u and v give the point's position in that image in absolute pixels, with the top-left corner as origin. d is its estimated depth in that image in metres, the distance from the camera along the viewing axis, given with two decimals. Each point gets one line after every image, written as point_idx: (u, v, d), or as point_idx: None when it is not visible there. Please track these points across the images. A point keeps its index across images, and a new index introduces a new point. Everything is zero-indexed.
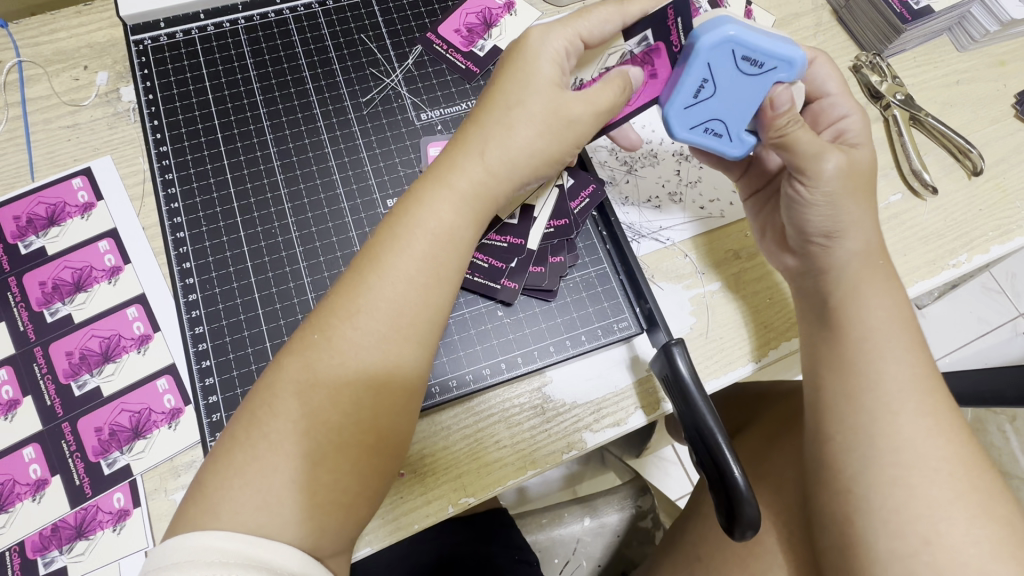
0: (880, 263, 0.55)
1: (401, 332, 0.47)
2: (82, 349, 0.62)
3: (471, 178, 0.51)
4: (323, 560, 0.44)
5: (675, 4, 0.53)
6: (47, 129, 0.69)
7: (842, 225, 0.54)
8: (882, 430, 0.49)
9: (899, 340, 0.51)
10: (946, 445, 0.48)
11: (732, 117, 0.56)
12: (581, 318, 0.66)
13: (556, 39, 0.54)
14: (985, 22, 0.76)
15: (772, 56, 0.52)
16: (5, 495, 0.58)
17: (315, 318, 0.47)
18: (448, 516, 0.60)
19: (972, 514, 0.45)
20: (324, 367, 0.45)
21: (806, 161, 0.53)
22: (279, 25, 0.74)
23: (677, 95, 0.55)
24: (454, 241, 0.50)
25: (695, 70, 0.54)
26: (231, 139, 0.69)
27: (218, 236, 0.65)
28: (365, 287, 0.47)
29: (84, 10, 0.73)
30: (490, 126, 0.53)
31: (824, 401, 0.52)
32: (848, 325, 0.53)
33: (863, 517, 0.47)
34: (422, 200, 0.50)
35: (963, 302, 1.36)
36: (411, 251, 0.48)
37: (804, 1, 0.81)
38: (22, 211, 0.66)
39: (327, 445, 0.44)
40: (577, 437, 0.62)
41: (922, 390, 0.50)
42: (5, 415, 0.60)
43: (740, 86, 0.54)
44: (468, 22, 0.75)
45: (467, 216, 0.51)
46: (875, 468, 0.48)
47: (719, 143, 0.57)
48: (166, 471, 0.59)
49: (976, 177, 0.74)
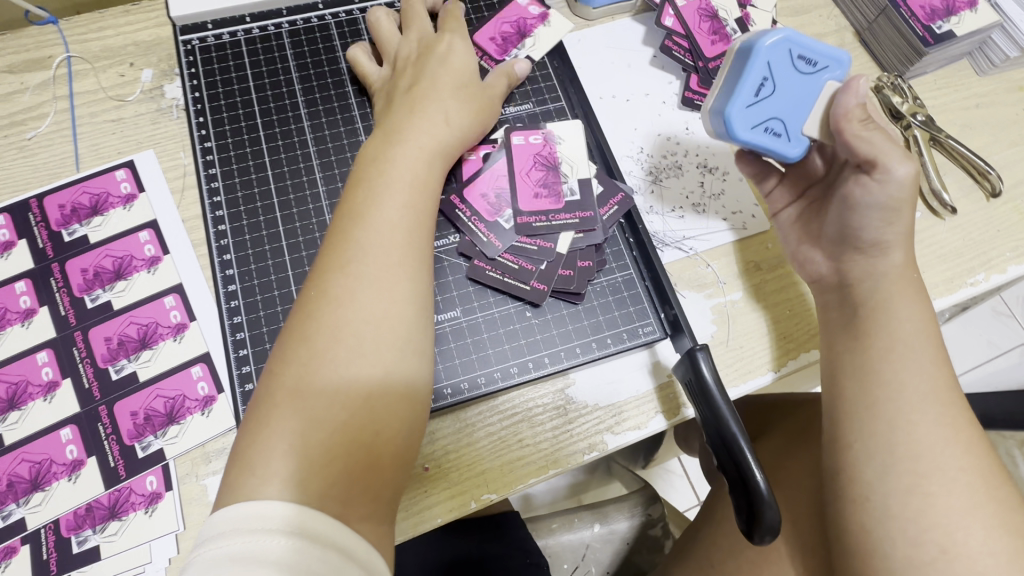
0: (913, 278, 0.57)
1: (387, 275, 0.51)
2: (120, 335, 0.64)
3: (433, 137, 0.60)
4: (352, 522, 0.43)
5: (586, 220, 0.69)
6: (93, 122, 0.71)
7: (890, 236, 0.56)
8: (901, 439, 0.50)
9: (921, 355, 0.52)
10: (964, 455, 0.49)
11: (788, 115, 0.56)
12: (606, 322, 0.67)
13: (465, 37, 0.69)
14: (1005, 48, 0.78)
15: (823, 55, 0.56)
16: (42, 474, 0.59)
17: (317, 279, 0.51)
18: (470, 511, 0.61)
19: (989, 525, 0.47)
20: (323, 320, 0.49)
21: (878, 159, 0.55)
22: (320, 30, 0.77)
23: (740, 94, 0.55)
24: (423, 186, 0.57)
25: (756, 69, 0.54)
26: (273, 138, 0.71)
27: (257, 230, 0.68)
28: (351, 240, 0.51)
29: (132, 10, 0.76)
30: (432, 99, 0.63)
31: (844, 407, 0.54)
32: (874, 333, 0.55)
33: (880, 525, 0.48)
34: (390, 155, 0.57)
35: (974, 325, 1.37)
36: (385, 200, 0.54)
37: (827, 23, 0.83)
38: (67, 200, 0.68)
39: (320, 409, 0.45)
40: (598, 438, 0.63)
41: (939, 401, 0.51)
42: (44, 396, 0.62)
43: (796, 84, 0.56)
44: (502, 31, 0.76)
45: (436, 166, 0.59)
46: (892, 479, 0.49)
47: (778, 143, 0.57)
48: (197, 456, 0.61)
49: (994, 200, 0.75)
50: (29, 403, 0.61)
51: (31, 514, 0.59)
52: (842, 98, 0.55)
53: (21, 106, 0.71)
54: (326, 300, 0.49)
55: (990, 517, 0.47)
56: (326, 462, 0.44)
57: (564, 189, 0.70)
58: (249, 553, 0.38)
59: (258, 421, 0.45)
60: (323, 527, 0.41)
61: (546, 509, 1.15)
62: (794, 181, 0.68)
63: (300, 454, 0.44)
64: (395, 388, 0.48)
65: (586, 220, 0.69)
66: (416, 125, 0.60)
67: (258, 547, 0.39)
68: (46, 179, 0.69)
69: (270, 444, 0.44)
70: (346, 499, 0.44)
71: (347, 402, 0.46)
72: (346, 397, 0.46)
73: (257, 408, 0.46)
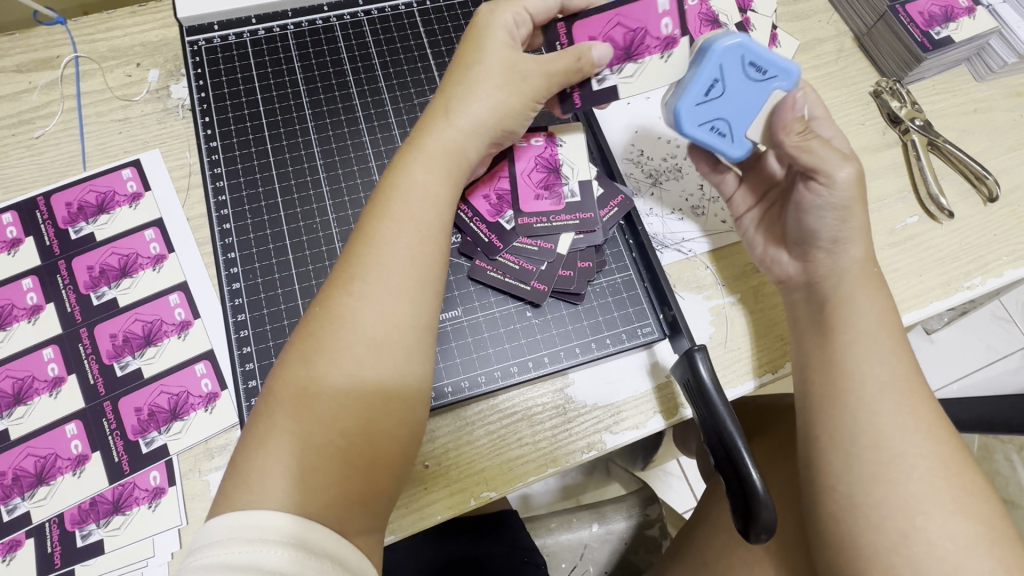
0: (874, 273, 0.57)
1: (393, 294, 0.49)
2: (125, 332, 0.65)
3: (444, 140, 0.56)
4: (350, 538, 0.44)
5: (586, 220, 0.69)
6: (100, 121, 0.72)
7: (847, 232, 0.57)
8: (865, 429, 0.51)
9: (883, 347, 0.53)
10: (926, 442, 0.50)
11: (735, 118, 0.60)
12: (606, 322, 0.68)
13: (504, 11, 0.60)
14: (1003, 54, 0.79)
15: (774, 65, 0.57)
16: (47, 468, 0.60)
17: (323, 294, 0.50)
18: (469, 508, 0.61)
19: (951, 508, 0.48)
20: (326, 338, 0.48)
21: (820, 165, 0.56)
22: (325, 31, 0.78)
23: (688, 93, 0.59)
24: (436, 200, 0.54)
25: (707, 70, 0.58)
26: (277, 138, 0.72)
27: (262, 229, 0.68)
28: (357, 257, 0.50)
29: (139, 11, 0.77)
30: (453, 91, 0.58)
31: (812, 400, 0.55)
32: (840, 327, 0.55)
33: (846, 513, 0.49)
34: (403, 167, 0.54)
35: (973, 330, 1.38)
36: (394, 215, 0.52)
37: (827, 28, 0.84)
38: (74, 198, 0.69)
39: (317, 432, 0.45)
40: (596, 437, 0.64)
41: (902, 390, 0.52)
42: (50, 391, 0.63)
43: (744, 90, 0.58)
44: (609, 36, 0.61)
45: (443, 173, 0.55)
46: (855, 467, 0.50)
47: (721, 143, 0.61)
48: (200, 452, 0.61)
49: (991, 204, 0.76)
50: (35, 398, 0.62)
51: (36, 508, 0.59)
52: (782, 108, 0.58)
53: (29, 105, 0.72)
54: (331, 318, 0.48)
55: (977, 514, 0.48)
56: (331, 458, 0.44)
57: (565, 191, 0.70)
58: (256, 563, 0.39)
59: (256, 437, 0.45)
60: (317, 535, 0.42)
61: (545, 509, 1.16)
62: (752, 185, 0.69)
63: (297, 476, 0.44)
64: (393, 411, 0.48)
65: (586, 220, 0.69)
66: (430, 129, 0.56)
67: (262, 558, 0.39)
68: (53, 177, 0.70)
69: (269, 448, 0.45)
70: (342, 515, 0.44)
71: (344, 427, 0.45)
72: (342, 421, 0.46)
73: (255, 425, 0.46)
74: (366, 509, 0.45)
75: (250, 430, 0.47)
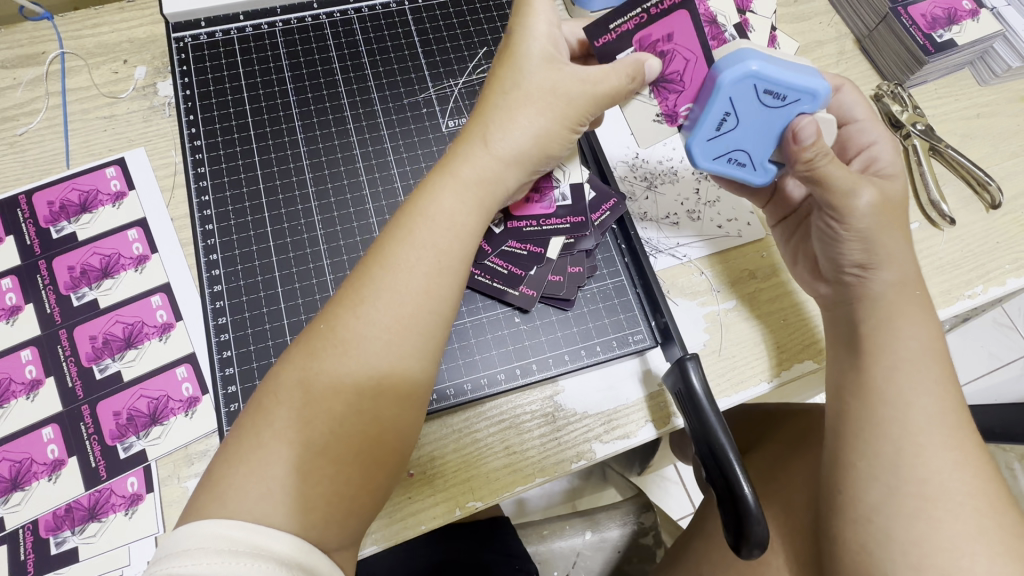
0: (914, 295, 0.55)
1: (404, 326, 0.47)
2: (105, 334, 0.64)
3: (478, 169, 0.53)
4: (327, 553, 0.44)
5: (577, 228, 0.66)
6: (84, 119, 0.71)
7: (877, 259, 0.54)
8: (908, 460, 0.49)
9: (925, 372, 0.52)
10: (970, 479, 0.48)
11: (754, 147, 0.56)
12: (595, 328, 0.67)
13: (539, 23, 0.55)
14: (1007, 57, 0.77)
15: (797, 89, 0.51)
16: (22, 473, 0.59)
17: (326, 309, 0.48)
18: (454, 519, 0.60)
19: (993, 551, 0.46)
20: (328, 359, 0.46)
21: (839, 199, 0.53)
22: (314, 29, 0.76)
23: (699, 130, 0.55)
24: (459, 228, 0.51)
25: (717, 105, 0.53)
26: (263, 138, 0.71)
27: (245, 230, 0.67)
28: (369, 277, 0.48)
29: (126, 7, 0.75)
30: (491, 114, 0.55)
31: (847, 425, 0.53)
32: (880, 354, 0.53)
33: (881, 547, 0.48)
34: (430, 192, 0.52)
35: (974, 336, 1.36)
36: (414, 240, 0.49)
37: (827, 30, 0.83)
38: (56, 197, 0.68)
39: (311, 459, 0.44)
40: (586, 446, 0.63)
41: (948, 424, 0.50)
42: (27, 394, 0.61)
43: (764, 118, 0.54)
44: (673, 54, 0.55)
45: (471, 203, 0.52)
46: (897, 501, 0.48)
47: (743, 173, 0.58)
48: (180, 458, 0.60)
49: (994, 211, 0.74)
50: (12, 401, 0.61)
51: (10, 514, 0.58)
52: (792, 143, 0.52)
53: (12, 102, 0.70)
54: (334, 342, 0.46)
55: (980, 545, 0.46)
56: (313, 478, 0.43)
57: (556, 194, 0.65)
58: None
59: (237, 448, 0.44)
60: (284, 550, 0.40)
61: (540, 514, 1.14)
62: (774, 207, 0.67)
63: (283, 501, 0.42)
64: (387, 446, 0.46)
65: (578, 229, 0.66)
66: (465, 153, 0.54)
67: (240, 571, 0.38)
68: (35, 176, 0.68)
69: (262, 464, 0.43)
70: (322, 535, 0.43)
71: (337, 457, 0.44)
72: (337, 451, 0.44)
73: (240, 436, 0.45)
74: (342, 531, 0.44)
75: (231, 444, 0.45)
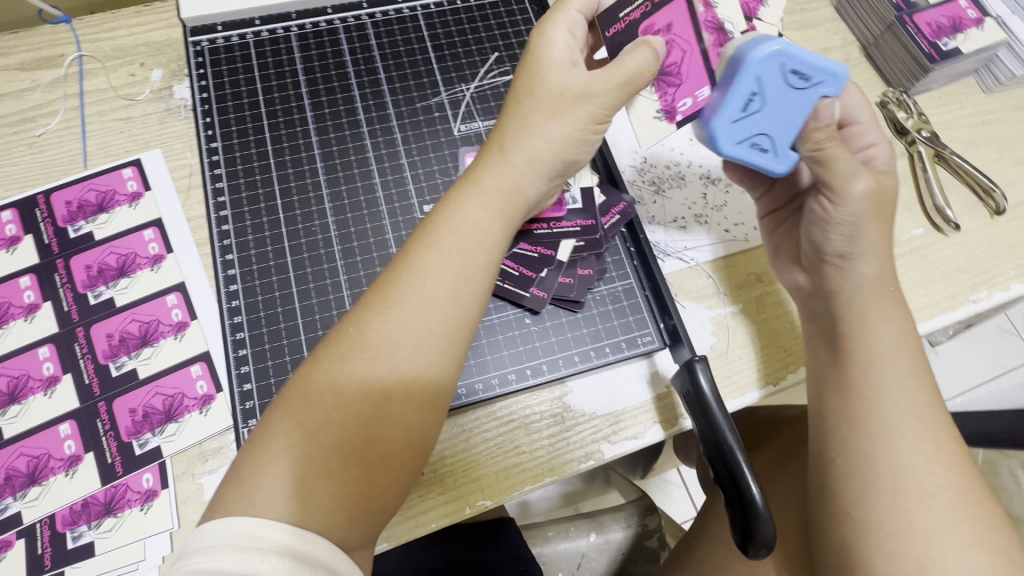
0: (888, 290, 0.56)
1: (430, 332, 0.48)
2: (121, 332, 0.65)
3: (498, 177, 0.54)
4: (350, 551, 0.45)
5: (587, 228, 0.68)
6: (102, 120, 0.72)
7: (856, 249, 0.55)
8: (882, 455, 0.50)
9: (898, 367, 0.52)
10: (946, 473, 0.49)
11: (779, 130, 0.55)
12: (605, 331, 0.68)
13: (557, 30, 0.57)
14: (1011, 65, 0.78)
15: (820, 70, 0.53)
16: (40, 468, 0.60)
17: (353, 312, 0.49)
18: (464, 517, 0.61)
19: (968, 542, 0.46)
20: (355, 363, 0.46)
21: (836, 179, 0.54)
22: (329, 34, 0.78)
23: (724, 109, 0.55)
24: (486, 238, 0.52)
25: (743, 83, 0.54)
26: (278, 140, 0.72)
27: (261, 230, 0.68)
28: (396, 283, 0.49)
29: (143, 11, 0.77)
30: (512, 125, 0.56)
31: (827, 424, 0.54)
32: (858, 351, 0.54)
33: (859, 541, 0.48)
34: (457, 202, 0.53)
35: (978, 342, 1.37)
36: (440, 246, 0.50)
37: (833, 37, 0.84)
38: (74, 197, 0.69)
39: (334, 458, 0.44)
40: (595, 447, 0.63)
41: (922, 417, 0.51)
42: (45, 390, 0.62)
43: (789, 99, 0.54)
44: (676, 43, 0.60)
45: (492, 210, 0.53)
46: (872, 496, 0.49)
47: (766, 159, 0.56)
48: (195, 454, 0.61)
49: (999, 217, 0.75)
50: (29, 397, 0.62)
51: (27, 508, 0.59)
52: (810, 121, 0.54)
53: (31, 103, 0.72)
54: (362, 346, 0.47)
55: (971, 539, 0.46)
56: (336, 477, 0.44)
57: (567, 198, 0.69)
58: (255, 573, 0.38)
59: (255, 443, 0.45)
60: (307, 548, 0.41)
61: (544, 517, 1.15)
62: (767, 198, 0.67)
63: (302, 498, 0.43)
64: (410, 450, 0.47)
65: (588, 229, 0.68)
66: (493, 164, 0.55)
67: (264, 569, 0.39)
68: (53, 176, 0.69)
69: (279, 459, 0.44)
70: (344, 533, 0.44)
71: (362, 458, 0.45)
72: (361, 454, 0.45)
73: (263, 433, 0.46)
74: (364, 528, 0.45)
75: (252, 440, 0.46)
